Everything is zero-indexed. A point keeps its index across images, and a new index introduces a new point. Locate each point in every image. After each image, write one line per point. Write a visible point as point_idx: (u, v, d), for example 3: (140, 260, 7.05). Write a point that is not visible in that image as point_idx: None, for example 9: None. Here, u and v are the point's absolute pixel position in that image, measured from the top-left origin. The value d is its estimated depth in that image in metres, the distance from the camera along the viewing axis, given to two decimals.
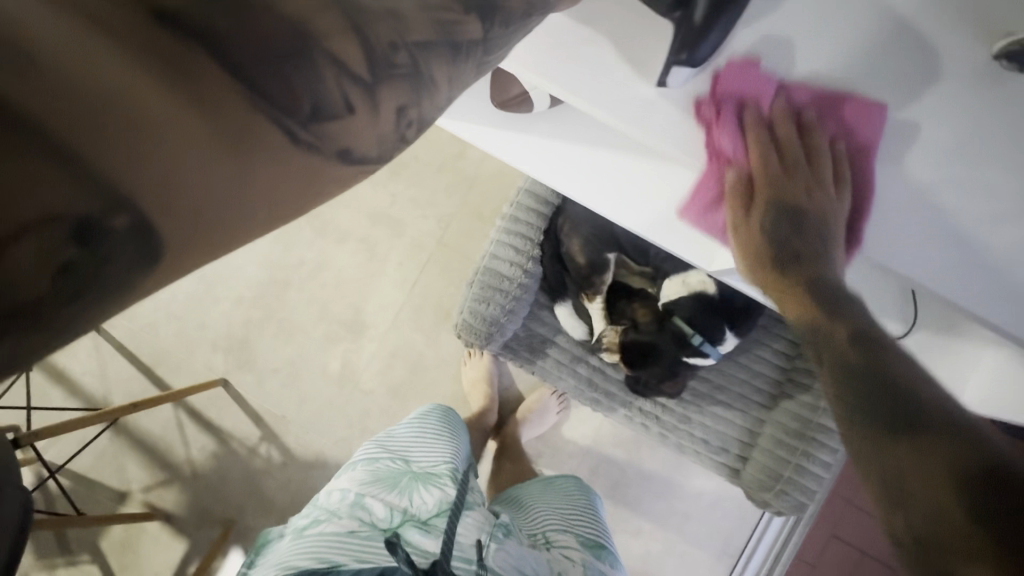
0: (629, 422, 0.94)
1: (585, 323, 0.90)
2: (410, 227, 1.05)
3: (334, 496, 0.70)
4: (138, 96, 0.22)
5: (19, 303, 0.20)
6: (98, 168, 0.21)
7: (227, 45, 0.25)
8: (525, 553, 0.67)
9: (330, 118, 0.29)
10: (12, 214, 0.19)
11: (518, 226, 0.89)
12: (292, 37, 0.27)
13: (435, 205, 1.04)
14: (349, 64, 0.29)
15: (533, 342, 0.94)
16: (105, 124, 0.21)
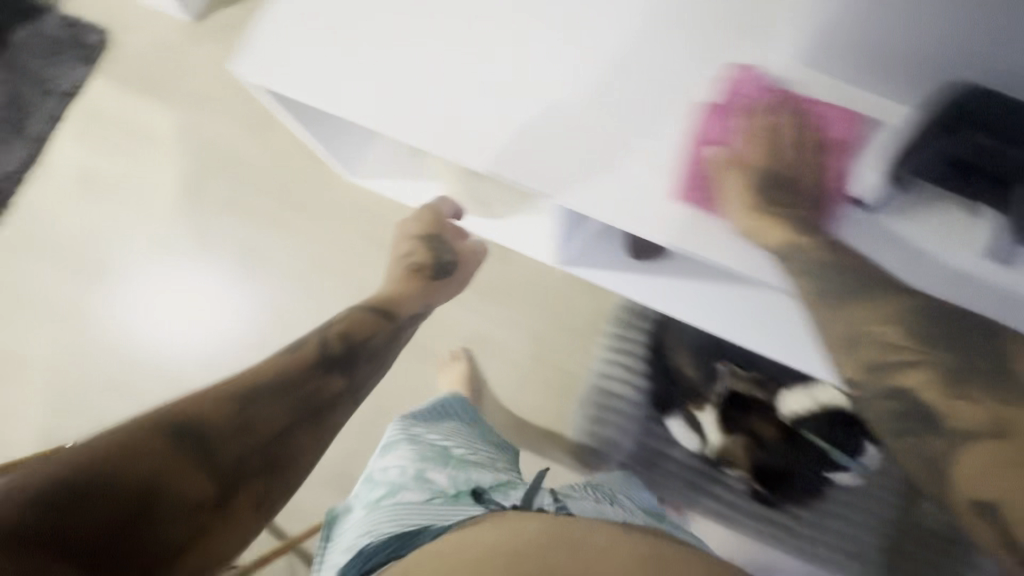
0: (764, 538, 0.92)
1: (699, 432, 0.90)
2: (506, 348, 1.04)
3: (391, 472, 0.71)
4: (206, 468, 0.54)
5: (210, 562, 0.53)
6: (223, 515, 0.54)
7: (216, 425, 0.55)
8: (602, 508, 0.66)
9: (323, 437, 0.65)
10: (209, 536, 0.54)
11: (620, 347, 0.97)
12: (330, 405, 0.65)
13: (529, 324, 1.04)
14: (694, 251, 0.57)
15: (650, 459, 0.94)
16: (216, 489, 0.55)
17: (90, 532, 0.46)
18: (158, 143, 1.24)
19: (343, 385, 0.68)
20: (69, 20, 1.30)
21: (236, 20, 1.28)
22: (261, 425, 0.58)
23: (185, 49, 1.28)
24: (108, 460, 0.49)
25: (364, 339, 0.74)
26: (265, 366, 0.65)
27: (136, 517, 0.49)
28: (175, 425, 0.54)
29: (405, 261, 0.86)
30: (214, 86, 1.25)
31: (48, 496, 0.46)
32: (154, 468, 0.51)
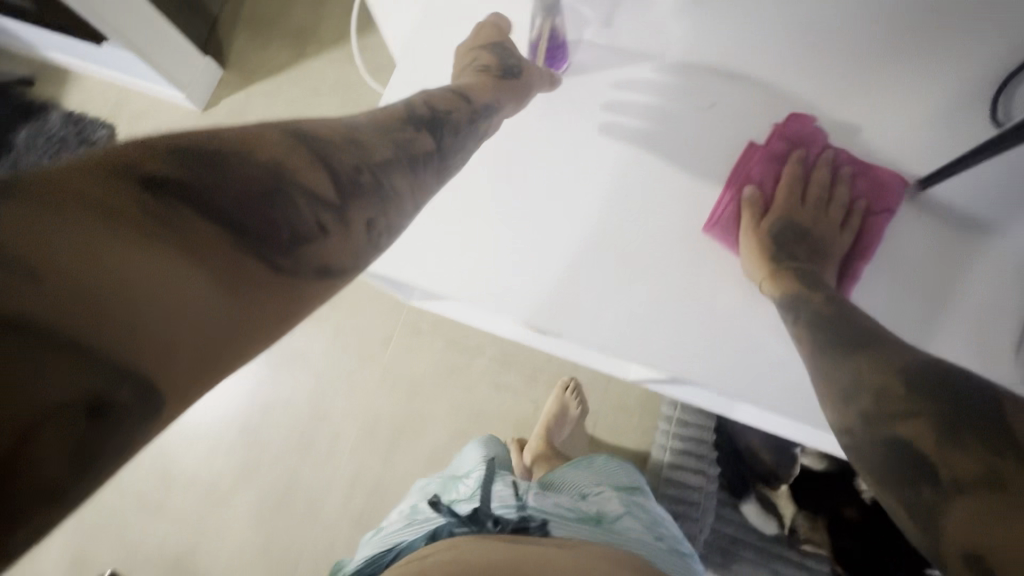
0: None
1: (776, 514, 0.87)
2: None
3: (392, 515, 0.82)
4: (125, 258, 0.27)
5: (69, 451, 0.24)
6: (96, 344, 0.25)
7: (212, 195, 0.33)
8: (554, 498, 0.73)
9: (309, 243, 0.37)
10: (46, 402, 0.24)
11: (689, 431, 0.93)
12: (272, 180, 0.37)
13: None
14: (320, 193, 0.39)
15: (723, 544, 0.88)
16: (108, 307, 0.26)
17: (198, 181, 0.33)
18: None
19: (393, 154, 0.49)
20: (73, 117, 1.26)
21: (246, 105, 1.26)
22: (339, 166, 0.42)
23: None
24: (202, 140, 0.36)
25: (443, 111, 0.57)
26: (311, 125, 0.44)
27: (271, 190, 0.36)
28: (290, 130, 0.41)
29: (468, 65, 0.64)
30: None
31: (147, 161, 0.32)
32: (267, 156, 0.38)
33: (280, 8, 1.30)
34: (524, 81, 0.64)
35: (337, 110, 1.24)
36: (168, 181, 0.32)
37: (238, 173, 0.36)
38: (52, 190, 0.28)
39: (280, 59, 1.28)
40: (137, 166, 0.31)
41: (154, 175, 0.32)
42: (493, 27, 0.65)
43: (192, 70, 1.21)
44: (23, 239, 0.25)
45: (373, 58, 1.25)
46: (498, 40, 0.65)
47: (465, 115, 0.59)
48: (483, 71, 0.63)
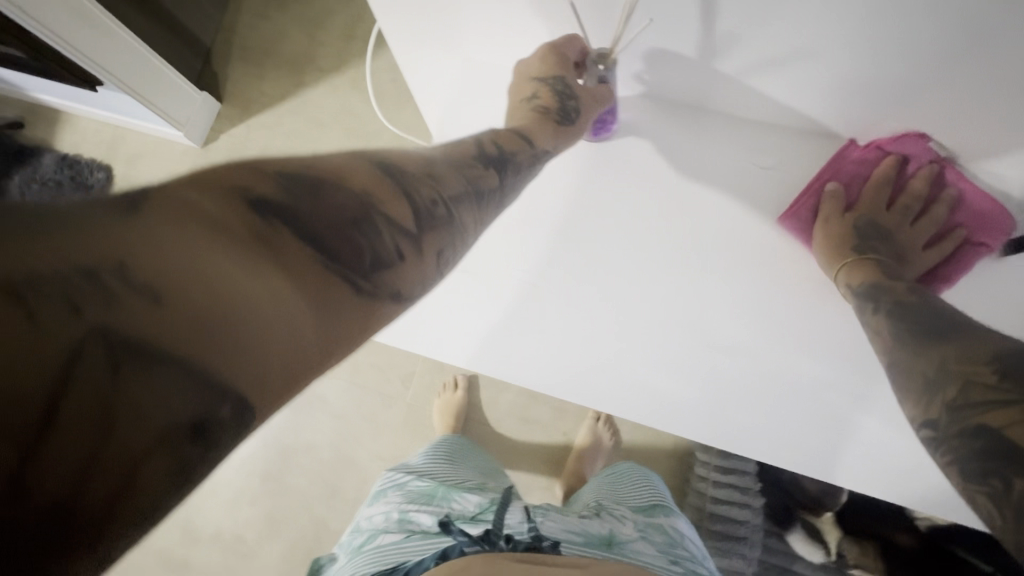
0: None
1: (823, 542, 0.85)
2: None
3: (377, 517, 0.77)
4: (216, 275, 0.24)
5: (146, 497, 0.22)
6: (206, 371, 0.23)
7: (300, 215, 0.29)
8: (569, 521, 0.72)
9: (385, 270, 0.34)
10: (150, 431, 0.22)
11: (731, 463, 0.88)
12: (358, 205, 0.33)
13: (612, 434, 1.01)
14: (398, 221, 0.36)
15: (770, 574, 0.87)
16: (214, 334, 0.23)
17: (298, 202, 0.30)
18: None
19: (464, 187, 0.46)
20: (68, 160, 1.21)
21: (247, 139, 1.22)
22: (419, 197, 0.39)
23: None
24: (296, 164, 0.33)
25: (509, 150, 0.55)
26: (391, 152, 0.42)
27: (359, 217, 0.33)
28: (378, 160, 0.39)
29: (526, 102, 0.59)
30: None
31: (254, 181, 0.29)
32: (357, 183, 0.35)
33: (276, 36, 1.26)
34: (580, 123, 0.59)
35: (342, 140, 1.20)
36: (274, 206, 0.29)
37: (327, 196, 0.32)
38: (171, 211, 0.24)
39: (279, 89, 1.24)
40: (251, 186, 0.29)
41: (257, 195, 0.28)
42: (564, 41, 0.56)
43: (189, 107, 1.17)
44: (143, 252, 0.23)
45: (376, 84, 1.21)
46: (564, 70, 0.56)
47: (529, 160, 0.56)
48: (541, 112, 0.58)
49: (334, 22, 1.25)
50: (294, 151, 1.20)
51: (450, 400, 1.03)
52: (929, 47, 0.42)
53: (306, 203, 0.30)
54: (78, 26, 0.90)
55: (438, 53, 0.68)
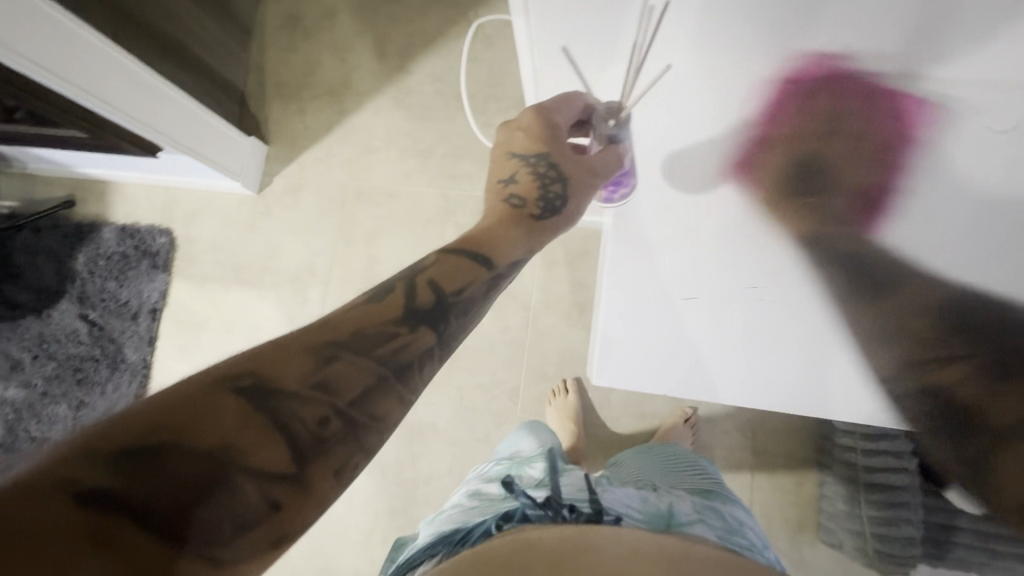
0: None
1: None
2: (718, 447, 0.99)
3: (451, 499, 0.75)
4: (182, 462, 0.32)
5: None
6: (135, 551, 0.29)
7: (262, 398, 0.36)
8: (629, 494, 0.66)
9: (331, 445, 0.37)
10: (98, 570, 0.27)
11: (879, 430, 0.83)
12: (274, 387, 0.36)
13: (733, 414, 0.99)
14: (338, 391, 0.39)
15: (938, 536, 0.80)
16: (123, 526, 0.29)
17: (133, 486, 0.30)
18: (268, 332, 1.15)
19: (372, 375, 0.41)
20: (128, 230, 1.20)
21: (300, 176, 1.20)
22: (302, 426, 0.36)
23: (261, 224, 1.19)
24: (176, 423, 0.32)
25: (453, 288, 0.49)
26: (261, 357, 0.38)
27: (209, 482, 0.32)
28: (251, 385, 0.36)
29: (502, 185, 0.58)
30: (304, 257, 1.17)
31: (79, 471, 0.29)
32: (208, 440, 0.33)
33: (308, 67, 1.22)
34: (567, 212, 0.58)
35: (397, 161, 1.17)
36: (106, 498, 0.29)
37: (274, 375, 0.37)
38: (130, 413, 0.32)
39: (322, 120, 1.21)
40: (101, 450, 0.31)
41: (85, 487, 0.29)
42: (558, 104, 0.56)
43: (240, 154, 1.15)
44: (110, 441, 0.31)
45: (418, 99, 1.18)
46: (553, 146, 0.56)
47: (485, 285, 0.51)
48: (517, 206, 0.57)
49: (364, 42, 1.21)
50: (351, 181, 1.18)
51: (563, 408, 1.01)
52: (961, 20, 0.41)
53: (277, 383, 0.37)
54: (129, 91, 0.91)
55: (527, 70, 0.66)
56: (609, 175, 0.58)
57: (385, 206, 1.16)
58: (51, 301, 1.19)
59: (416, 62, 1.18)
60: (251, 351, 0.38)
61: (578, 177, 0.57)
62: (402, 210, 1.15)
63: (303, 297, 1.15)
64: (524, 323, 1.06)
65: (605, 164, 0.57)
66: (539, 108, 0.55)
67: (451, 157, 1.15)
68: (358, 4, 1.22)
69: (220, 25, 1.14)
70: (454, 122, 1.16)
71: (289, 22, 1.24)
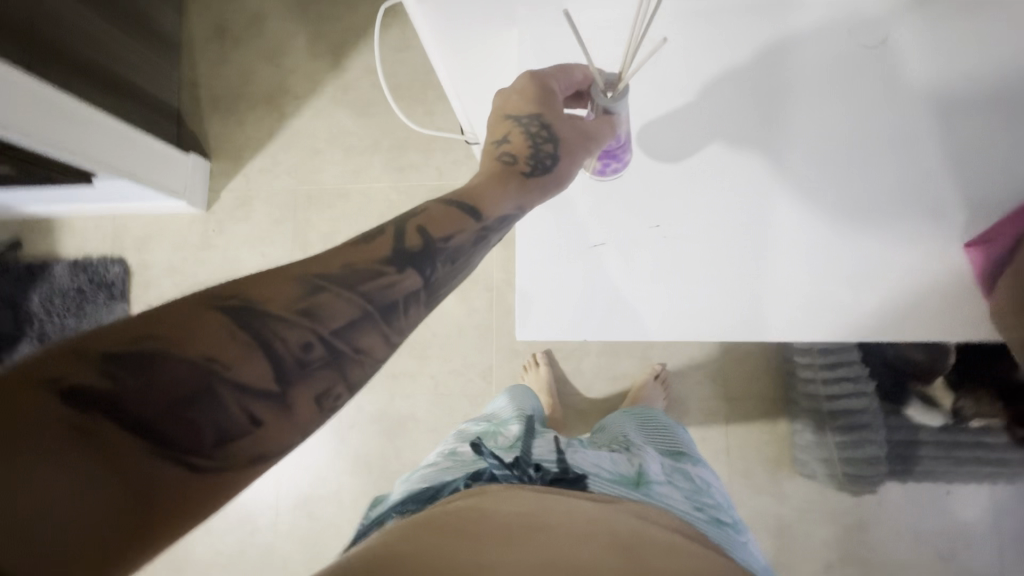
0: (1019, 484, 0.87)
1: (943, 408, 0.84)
2: (690, 398, 1.01)
3: (427, 458, 0.76)
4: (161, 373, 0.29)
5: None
6: (109, 451, 0.27)
7: (250, 314, 0.33)
8: (600, 454, 0.67)
9: (315, 367, 0.35)
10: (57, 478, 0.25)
11: (839, 371, 0.87)
12: (254, 311, 0.33)
13: (700, 365, 1.01)
14: (324, 319, 0.35)
15: (901, 452, 0.88)
16: (98, 429, 0.27)
17: (122, 389, 0.28)
18: None
19: (358, 309, 0.37)
20: (80, 264, 1.18)
21: (247, 188, 1.18)
22: (287, 349, 0.33)
23: (216, 241, 1.18)
24: (163, 332, 0.30)
25: (442, 235, 0.46)
26: (246, 282, 0.35)
27: (196, 394, 0.30)
28: (238, 304, 0.33)
29: (495, 146, 0.54)
30: (263, 268, 1.16)
31: (63, 367, 0.27)
32: (197, 349, 0.31)
33: (242, 76, 1.21)
34: (559, 172, 0.53)
35: (343, 160, 1.16)
36: (92, 396, 0.27)
37: (261, 295, 0.34)
38: (121, 323, 0.30)
39: (262, 128, 1.19)
40: (90, 351, 0.28)
41: (69, 384, 0.27)
42: (555, 71, 0.53)
43: (182, 172, 1.14)
44: (98, 341, 0.29)
45: (356, 95, 1.17)
46: (547, 108, 0.52)
47: (472, 236, 0.48)
48: (508, 163, 0.53)
49: (295, 44, 1.19)
50: (300, 186, 1.17)
51: (535, 381, 1.02)
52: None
53: (265, 302, 0.34)
54: (51, 121, 0.89)
55: None
56: (603, 145, 0.53)
57: (338, 207, 1.15)
58: (12, 345, 1.17)
59: (350, 58, 1.17)
60: (243, 277, 0.35)
61: (572, 141, 0.52)
62: (354, 207, 1.15)
63: None
64: (490, 303, 1.07)
65: (598, 134, 0.52)
66: (535, 72, 0.52)
67: (397, 150, 1.14)
68: (285, 6, 1.20)
69: (144, 42, 1.11)
70: (395, 114, 1.15)
71: (217, 32, 1.22)
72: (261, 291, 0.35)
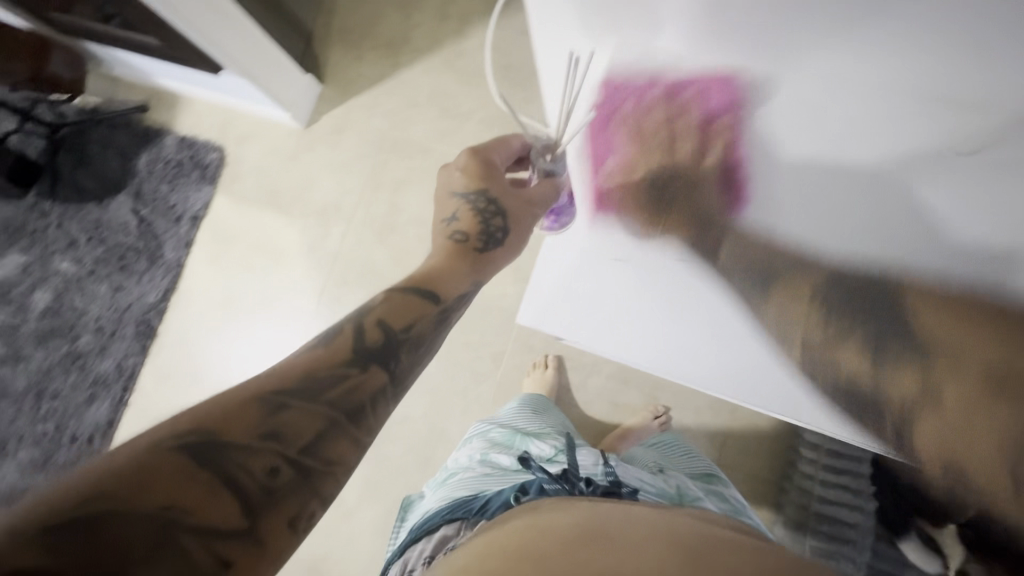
0: None
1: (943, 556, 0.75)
2: None
3: (460, 460, 0.76)
4: (117, 526, 0.33)
5: None
6: None
7: (200, 449, 0.37)
8: (637, 471, 0.67)
9: (279, 493, 0.40)
10: None
11: (840, 477, 0.84)
12: (209, 446, 0.38)
13: (704, 423, 0.99)
14: (288, 439, 0.41)
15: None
16: None
17: (69, 564, 0.31)
18: (288, 257, 1.24)
19: (321, 420, 0.43)
20: (187, 142, 1.31)
21: (343, 119, 1.27)
22: (248, 478, 0.39)
23: (302, 158, 1.27)
24: (117, 495, 0.34)
25: (402, 325, 0.51)
26: (202, 415, 0.39)
27: (156, 544, 0.34)
28: (194, 443, 0.37)
29: (444, 224, 0.59)
30: (334, 195, 1.24)
31: (8, 554, 0.30)
32: (159, 500, 0.35)
33: (372, 18, 1.28)
34: (511, 243, 0.59)
35: (436, 120, 1.21)
36: (66, 560, 0.31)
37: (210, 421, 0.39)
38: (74, 489, 0.33)
39: (373, 71, 1.27)
40: (73, 512, 0.32)
41: (12, 573, 0.29)
42: (495, 145, 0.60)
43: (295, 89, 1.23)
44: (41, 509, 0.32)
45: (465, 64, 1.21)
46: (491, 183, 0.58)
47: (427, 324, 0.52)
48: (460, 240, 0.58)
49: (429, 2, 1.25)
50: (390, 131, 1.23)
51: (538, 380, 1.04)
52: None
53: (220, 430, 0.39)
54: (201, 13, 0.97)
55: None
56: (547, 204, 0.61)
57: (416, 161, 1.21)
58: (112, 194, 1.32)
59: (472, 27, 1.22)
60: (198, 411, 0.39)
61: (518, 210, 0.59)
62: (430, 165, 1.20)
63: (326, 231, 1.23)
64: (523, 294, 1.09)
65: (544, 198, 0.60)
66: (476, 149, 0.58)
67: (488, 124, 1.18)
68: None
69: None
70: (495, 90, 1.18)
71: None
72: (211, 421, 0.39)
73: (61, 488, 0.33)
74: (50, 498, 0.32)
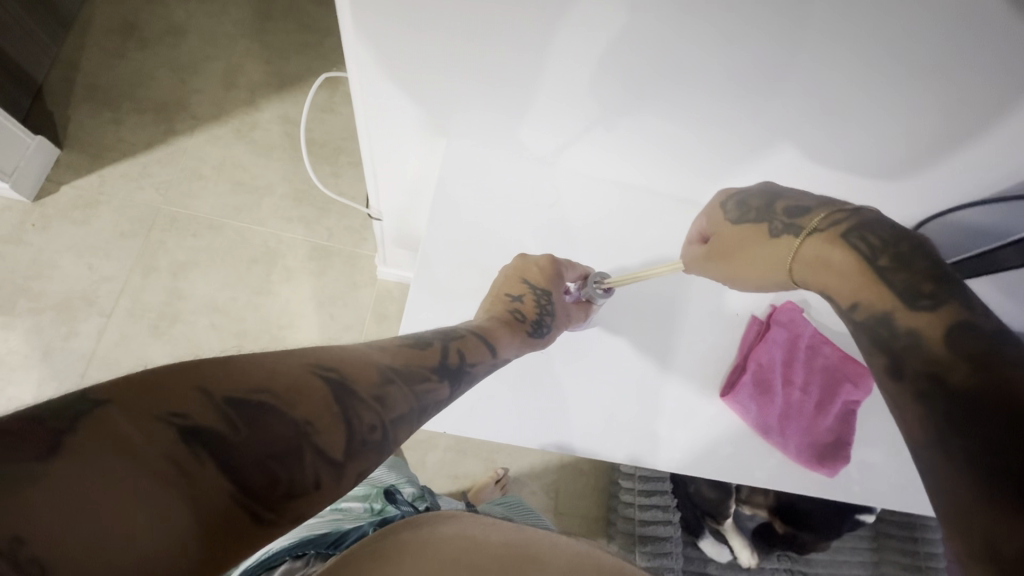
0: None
1: (729, 544, 0.97)
2: None
3: None
4: (247, 425, 0.28)
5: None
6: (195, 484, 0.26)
7: (337, 378, 0.34)
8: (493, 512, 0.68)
9: (367, 449, 0.33)
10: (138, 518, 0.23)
11: (652, 498, 0.98)
12: (334, 388, 0.33)
13: (540, 477, 1.05)
14: (392, 409, 0.36)
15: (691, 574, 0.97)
16: (185, 468, 0.26)
17: (220, 436, 0.27)
18: (8, 370, 0.93)
19: (411, 404, 0.37)
20: None
21: (96, 191, 1.04)
22: (357, 425, 0.33)
23: (31, 239, 0.99)
24: (278, 389, 0.30)
25: (471, 359, 0.46)
26: (340, 357, 0.36)
27: (282, 450, 0.29)
28: (335, 380, 0.34)
29: (500, 301, 0.55)
30: (84, 283, 0.99)
31: (186, 402, 0.27)
32: (302, 413, 0.31)
33: (135, 78, 1.11)
34: (549, 339, 0.56)
35: (226, 194, 1.08)
36: (206, 438, 0.27)
37: (349, 367, 0.35)
38: (217, 374, 0.29)
39: (139, 137, 1.08)
40: (214, 390, 0.28)
41: (184, 420, 0.26)
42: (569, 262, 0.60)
43: (19, 154, 0.97)
44: (223, 379, 0.29)
45: (261, 135, 1.13)
46: (554, 287, 0.57)
47: (485, 371, 0.47)
48: (516, 318, 0.53)
49: (213, 67, 1.14)
50: (165, 206, 1.06)
51: None
52: (685, 144, 0.56)
53: (352, 374, 0.35)
54: None
55: (410, 135, 0.59)
56: (573, 326, 0.58)
57: (204, 239, 1.05)
58: None
59: (268, 98, 1.14)
60: (332, 351, 0.36)
61: (561, 313, 0.57)
62: (223, 244, 1.05)
63: (70, 330, 0.96)
64: None
65: (577, 316, 0.58)
66: (555, 257, 0.58)
67: (291, 200, 1.10)
68: (213, 31, 1.16)
69: (24, 7, 0.99)
70: (298, 166, 1.12)
71: (123, 28, 1.13)
72: (346, 368, 0.35)
73: (191, 373, 0.28)
74: (184, 382, 0.27)
